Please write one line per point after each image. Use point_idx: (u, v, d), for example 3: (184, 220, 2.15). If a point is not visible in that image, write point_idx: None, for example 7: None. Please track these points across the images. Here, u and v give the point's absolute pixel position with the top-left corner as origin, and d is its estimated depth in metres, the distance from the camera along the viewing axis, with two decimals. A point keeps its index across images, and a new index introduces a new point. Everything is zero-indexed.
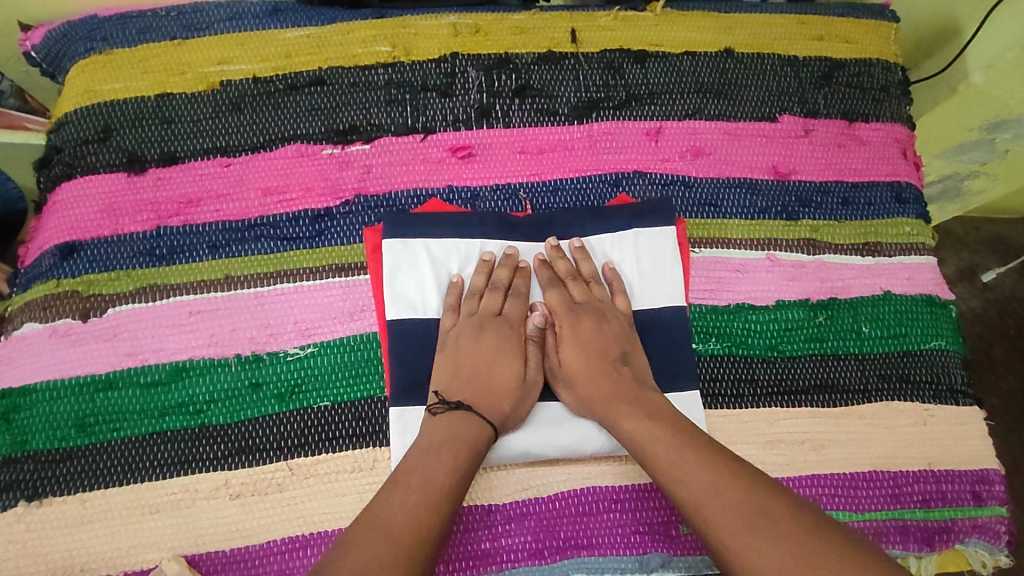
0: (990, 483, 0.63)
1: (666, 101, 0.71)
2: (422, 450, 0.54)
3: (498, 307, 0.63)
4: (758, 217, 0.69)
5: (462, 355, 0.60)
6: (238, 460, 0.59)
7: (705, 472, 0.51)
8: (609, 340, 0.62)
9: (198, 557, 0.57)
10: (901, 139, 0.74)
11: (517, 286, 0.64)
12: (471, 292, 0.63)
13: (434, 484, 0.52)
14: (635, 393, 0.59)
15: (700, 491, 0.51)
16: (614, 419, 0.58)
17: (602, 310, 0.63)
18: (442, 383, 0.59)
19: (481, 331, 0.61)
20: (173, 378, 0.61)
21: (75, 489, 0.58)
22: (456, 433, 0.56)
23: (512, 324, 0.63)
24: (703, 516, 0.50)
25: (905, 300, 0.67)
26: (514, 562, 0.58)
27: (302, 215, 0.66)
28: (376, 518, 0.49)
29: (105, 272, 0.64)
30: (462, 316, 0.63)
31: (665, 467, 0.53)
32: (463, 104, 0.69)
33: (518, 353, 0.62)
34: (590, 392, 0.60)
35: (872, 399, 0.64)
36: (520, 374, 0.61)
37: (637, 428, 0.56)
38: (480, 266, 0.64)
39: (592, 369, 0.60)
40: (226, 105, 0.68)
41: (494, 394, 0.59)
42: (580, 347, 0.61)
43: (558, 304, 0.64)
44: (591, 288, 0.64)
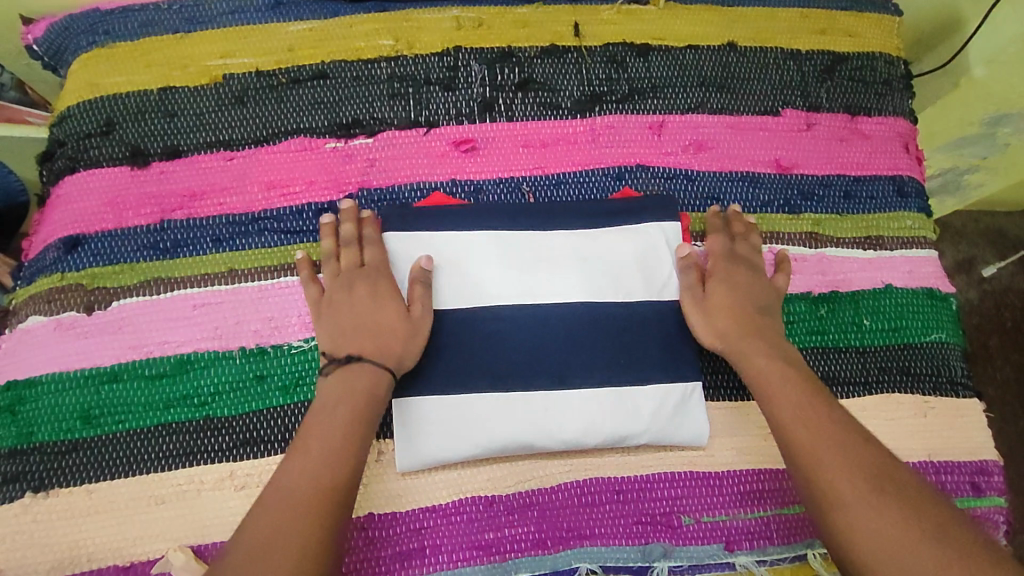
0: (989, 474, 0.64)
1: (668, 94, 0.71)
2: (319, 412, 0.54)
3: (359, 258, 0.62)
4: (760, 210, 0.69)
5: (341, 313, 0.60)
6: (243, 451, 0.60)
7: (825, 421, 0.54)
8: (757, 295, 0.63)
9: (204, 547, 0.58)
10: (903, 133, 0.74)
11: (369, 234, 0.63)
12: (330, 253, 0.63)
13: (333, 444, 0.52)
14: (774, 343, 0.60)
15: (816, 435, 0.53)
16: (745, 355, 0.60)
17: (758, 274, 0.64)
18: (330, 342, 0.59)
19: (349, 285, 0.60)
20: (178, 370, 0.61)
21: (81, 480, 0.59)
22: (350, 388, 0.55)
23: (378, 269, 0.62)
24: (813, 455, 0.52)
25: (906, 293, 0.68)
26: (518, 552, 0.59)
27: (305, 208, 0.66)
28: (284, 486, 0.50)
29: (109, 265, 0.64)
30: (331, 279, 0.61)
31: (786, 405, 0.56)
32: (466, 98, 0.70)
33: (394, 294, 0.60)
34: (727, 326, 0.61)
35: (872, 391, 0.65)
36: (401, 315, 0.59)
37: (765, 366, 0.59)
38: (326, 230, 0.63)
39: (738, 310, 0.62)
40: (229, 98, 0.68)
41: (379, 339, 0.58)
42: (729, 292, 0.63)
43: (722, 248, 0.65)
44: (754, 252, 0.65)
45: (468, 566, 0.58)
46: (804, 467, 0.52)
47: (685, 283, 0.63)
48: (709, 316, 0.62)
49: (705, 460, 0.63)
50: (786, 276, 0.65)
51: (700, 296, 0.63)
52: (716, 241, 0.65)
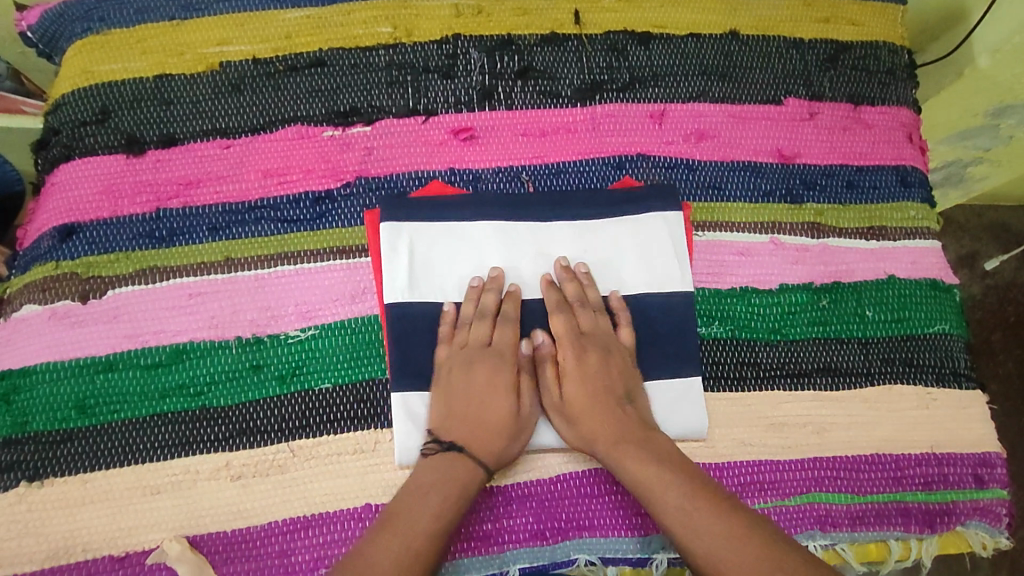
0: (992, 466, 0.63)
1: (670, 83, 0.71)
2: (417, 495, 0.54)
3: (488, 336, 0.61)
4: (762, 199, 0.68)
5: (455, 393, 0.59)
6: (240, 441, 0.59)
7: (714, 521, 0.51)
8: (612, 379, 0.60)
9: (200, 537, 0.57)
10: (907, 123, 0.73)
11: (507, 310, 0.61)
12: (462, 320, 0.61)
13: (423, 533, 0.52)
14: (641, 434, 0.57)
15: (711, 544, 0.50)
16: (617, 460, 0.56)
17: (610, 342, 0.61)
18: (437, 421, 0.58)
19: (472, 365, 0.60)
20: (174, 360, 0.61)
21: (76, 470, 0.58)
22: (453, 475, 0.55)
23: (503, 354, 0.60)
24: (716, 566, 0.50)
25: (908, 284, 0.67)
26: (516, 543, 0.58)
27: (302, 196, 0.65)
28: (362, 562, 0.50)
29: (104, 254, 0.63)
30: (455, 346, 0.61)
31: (673, 514, 0.52)
32: (465, 86, 0.69)
33: (512, 389, 0.60)
34: (593, 430, 0.58)
35: (874, 382, 0.64)
36: (511, 413, 0.59)
37: (643, 472, 0.55)
38: (469, 294, 0.62)
39: (597, 408, 0.58)
40: (225, 86, 0.67)
41: (482, 434, 0.57)
42: (583, 382, 0.59)
43: (563, 332, 0.61)
44: (597, 319, 0.62)
45: (465, 557, 0.58)
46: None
47: (548, 383, 0.61)
48: (572, 424, 0.59)
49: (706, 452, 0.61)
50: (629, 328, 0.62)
51: (561, 399, 0.60)
52: (553, 327, 0.61)
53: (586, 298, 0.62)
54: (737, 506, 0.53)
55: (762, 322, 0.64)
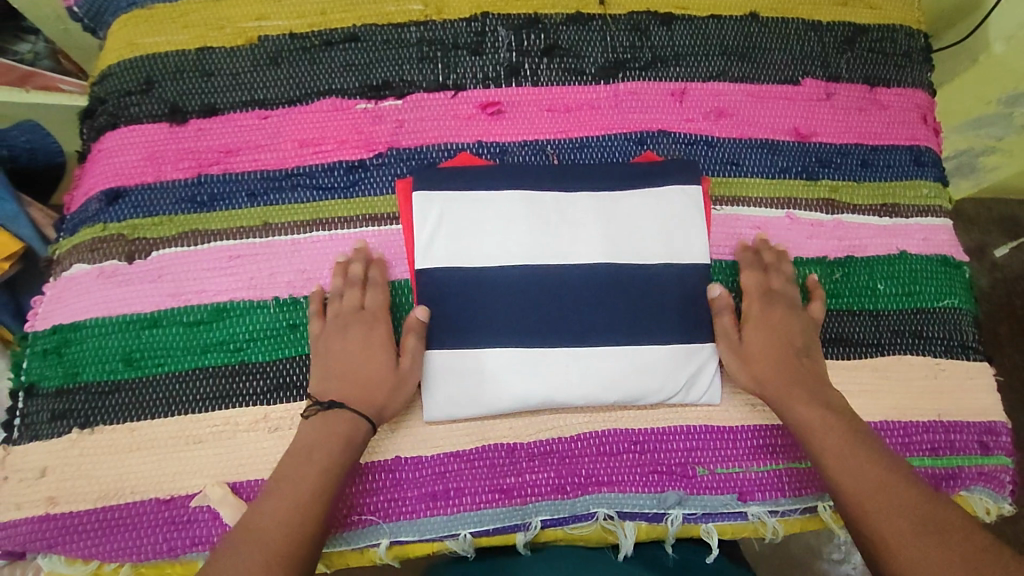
0: (997, 434, 0.66)
1: (691, 63, 0.73)
2: (294, 457, 0.56)
3: (359, 301, 0.63)
4: (778, 176, 0.71)
5: (331, 357, 0.61)
6: (277, 395, 0.63)
7: (872, 470, 0.54)
8: (794, 334, 0.63)
9: (240, 484, 0.61)
10: (922, 105, 0.75)
11: (374, 277, 0.64)
12: (334, 292, 0.63)
13: (306, 488, 0.54)
14: (814, 386, 0.61)
15: (862, 483, 0.54)
16: (784, 403, 0.60)
17: (798, 308, 0.65)
18: (319, 385, 0.61)
19: (345, 330, 0.62)
20: (215, 318, 0.64)
21: (124, 418, 0.62)
22: (330, 431, 0.57)
23: (375, 315, 0.63)
24: (865, 503, 0.53)
25: (920, 260, 0.69)
26: (537, 496, 0.62)
27: (337, 165, 0.68)
28: (251, 526, 0.52)
29: (149, 217, 0.66)
30: (330, 318, 0.63)
31: (830, 453, 0.56)
32: (493, 62, 0.71)
33: (386, 343, 0.62)
34: (767, 373, 0.62)
35: (885, 352, 0.66)
36: (390, 367, 0.61)
37: (808, 417, 0.59)
38: (336, 268, 0.64)
39: (775, 356, 0.62)
40: (264, 59, 0.70)
41: (365, 389, 0.60)
42: (767, 331, 0.63)
43: (753, 285, 0.65)
44: (788, 283, 0.65)
45: (489, 508, 0.61)
46: (856, 521, 0.53)
47: (723, 328, 0.64)
48: (746, 364, 0.62)
49: (721, 415, 0.65)
50: (821, 302, 0.66)
51: (738, 342, 0.63)
52: (744, 280, 0.65)
53: (780, 267, 0.66)
54: (895, 461, 0.55)
55: None
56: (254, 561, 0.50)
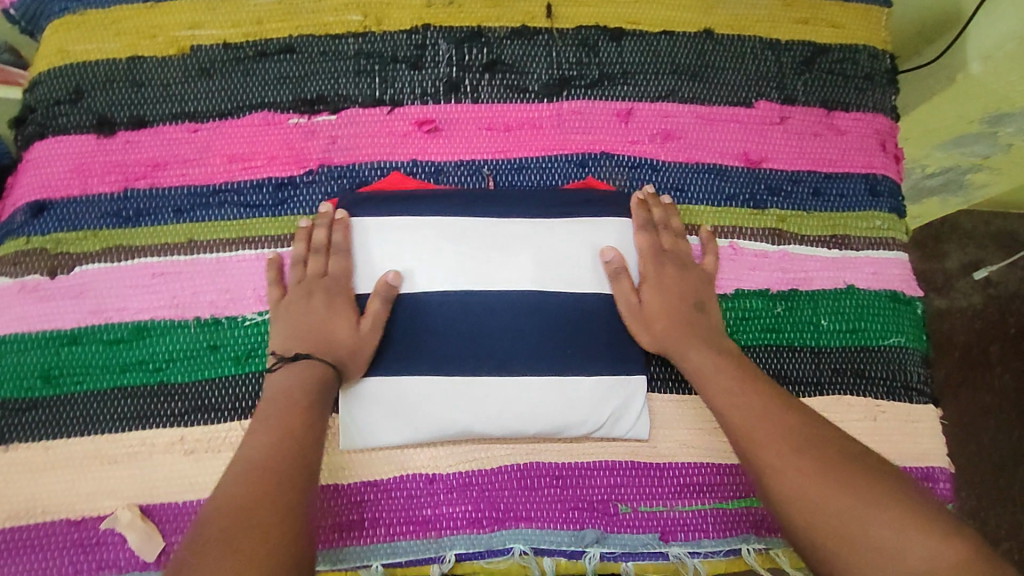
0: (936, 482, 0.63)
1: (639, 81, 0.70)
2: (274, 399, 0.56)
3: (323, 268, 0.62)
4: (724, 204, 0.68)
5: (292, 320, 0.60)
6: (195, 417, 0.62)
7: (757, 399, 0.55)
8: (688, 290, 0.62)
9: (151, 507, 0.60)
10: (882, 130, 0.71)
11: (339, 242, 0.62)
12: (297, 258, 0.63)
13: (297, 424, 0.54)
14: (711, 337, 0.60)
15: (748, 415, 0.54)
16: (682, 353, 0.60)
17: (685, 264, 0.64)
18: (279, 343, 0.60)
19: (307, 294, 0.61)
20: (135, 337, 0.63)
21: (39, 437, 0.61)
22: (301, 378, 0.57)
23: (338, 281, 0.61)
24: (748, 432, 0.53)
25: (867, 295, 0.67)
26: (453, 529, 0.61)
27: (266, 182, 0.66)
28: (246, 460, 0.51)
29: (72, 231, 0.65)
30: (295, 284, 0.62)
31: (722, 391, 0.56)
32: (432, 77, 0.69)
33: (347, 306, 0.60)
34: (665, 330, 0.60)
35: (824, 392, 0.64)
36: (348, 333, 0.59)
37: (703, 363, 0.58)
38: (301, 235, 0.63)
39: (673, 312, 0.61)
40: (196, 70, 0.68)
41: (324, 349, 0.58)
42: (663, 290, 0.62)
43: (645, 247, 0.63)
44: (678, 241, 0.64)
45: (403, 540, 0.60)
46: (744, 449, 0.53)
47: (622, 292, 0.62)
48: (647, 324, 0.61)
49: (647, 451, 0.63)
50: (712, 258, 0.65)
51: (636, 304, 0.61)
52: (637, 241, 0.64)
53: (669, 224, 0.65)
54: (780, 396, 0.55)
55: None
56: (257, 485, 0.48)
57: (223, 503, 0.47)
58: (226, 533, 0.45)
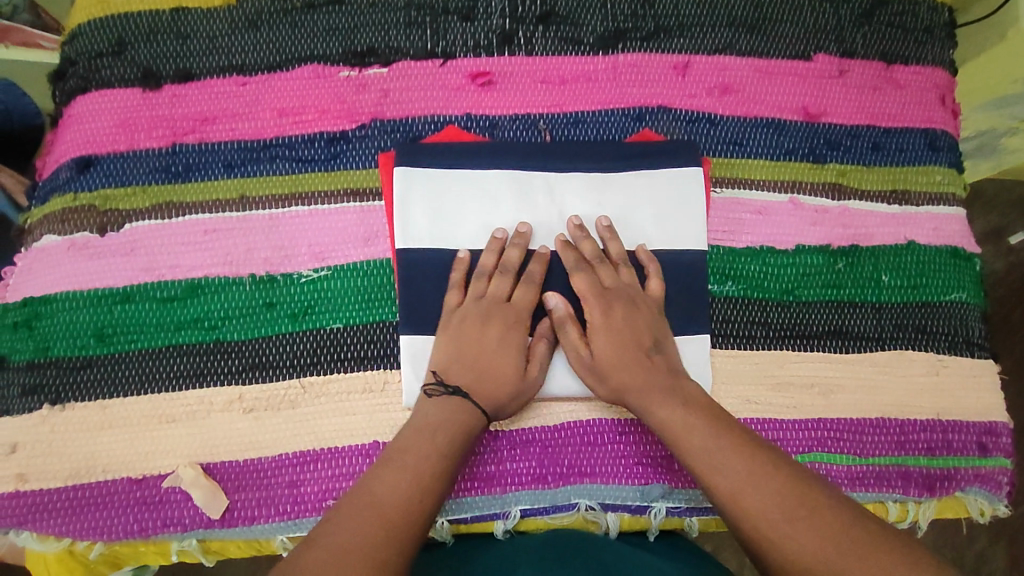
0: (997, 435, 0.63)
1: (696, 34, 0.68)
2: (416, 430, 0.53)
3: (505, 291, 0.59)
4: (784, 158, 0.67)
5: (464, 340, 0.57)
6: (253, 375, 0.61)
7: (738, 460, 0.49)
8: (640, 332, 0.57)
9: (213, 466, 0.60)
10: (941, 85, 0.70)
11: (531, 268, 0.60)
12: (482, 270, 0.59)
13: (429, 469, 0.50)
14: (671, 382, 0.56)
15: (735, 479, 0.48)
16: (645, 405, 0.55)
17: (634, 298, 0.59)
18: (440, 364, 0.57)
19: (485, 316, 0.58)
20: (189, 294, 0.62)
21: (95, 396, 0.60)
22: (452, 418, 0.53)
23: (520, 311, 0.59)
24: (739, 503, 0.47)
25: (928, 251, 0.66)
26: (518, 485, 0.60)
27: (318, 136, 0.65)
28: (367, 496, 0.48)
29: (121, 187, 0.64)
30: (470, 296, 0.59)
31: (700, 454, 0.51)
32: (485, 29, 0.67)
33: (522, 345, 0.58)
34: (623, 383, 0.56)
35: (886, 347, 0.64)
36: (520, 375, 0.57)
37: (671, 417, 0.53)
38: (491, 245, 0.60)
39: (627, 361, 0.56)
40: (242, 22, 0.66)
41: (489, 386, 0.56)
42: (614, 336, 0.57)
43: (586, 289, 0.58)
44: (619, 272, 0.60)
45: (468, 497, 0.60)
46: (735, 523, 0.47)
47: (568, 343, 0.58)
48: (602, 378, 0.57)
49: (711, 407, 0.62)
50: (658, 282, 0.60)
51: (589, 357, 0.57)
52: (575, 286, 0.59)
53: (607, 256, 0.60)
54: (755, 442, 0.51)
55: (774, 283, 0.64)
56: (370, 536, 0.45)
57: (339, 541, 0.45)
58: None
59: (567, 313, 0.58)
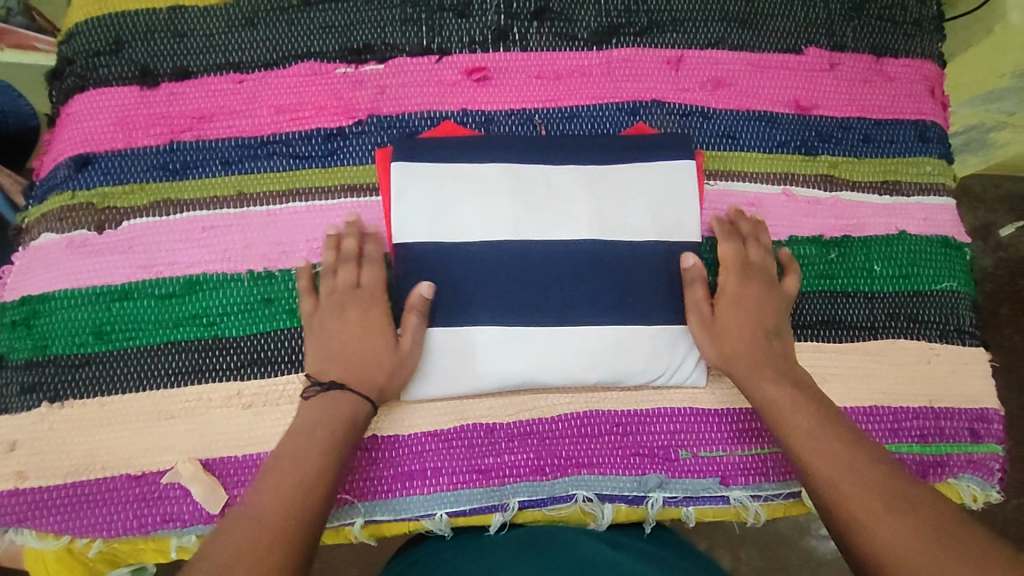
0: (989, 422, 0.64)
1: (689, 29, 0.69)
2: (295, 435, 0.54)
3: (354, 279, 0.60)
4: (776, 150, 0.67)
5: (328, 335, 0.59)
6: (251, 371, 0.61)
7: (839, 444, 0.52)
8: (766, 313, 0.60)
9: (212, 461, 0.60)
10: (930, 77, 0.71)
11: (368, 253, 0.61)
12: (327, 268, 0.61)
13: (308, 468, 0.52)
14: (785, 365, 0.58)
15: (833, 461, 0.51)
16: (754, 377, 0.58)
17: (771, 284, 0.61)
18: (315, 366, 0.58)
19: (341, 306, 0.59)
20: (187, 291, 0.62)
21: (95, 393, 0.60)
22: (329, 414, 0.55)
23: (372, 292, 0.60)
24: (832, 483, 0.50)
25: (919, 240, 0.67)
26: (515, 477, 0.61)
27: (314, 133, 0.65)
28: (248, 509, 0.49)
29: (118, 185, 0.64)
30: (325, 295, 0.60)
31: (802, 435, 0.54)
32: (480, 26, 0.68)
33: (384, 321, 0.59)
34: (735, 349, 0.59)
35: (879, 336, 0.64)
36: (388, 347, 0.58)
37: (779, 397, 0.56)
38: (328, 242, 0.61)
39: (749, 332, 0.59)
40: (239, 19, 0.67)
41: (361, 369, 0.57)
42: (739, 306, 0.60)
43: (730, 258, 0.62)
44: (767, 259, 0.62)
45: (465, 489, 0.60)
46: (826, 500, 0.50)
47: (695, 300, 0.60)
48: (717, 340, 0.59)
49: (706, 398, 0.63)
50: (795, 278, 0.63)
51: (708, 316, 0.60)
52: (723, 253, 0.62)
53: (759, 239, 0.63)
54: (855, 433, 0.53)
55: None
56: (251, 542, 0.46)
57: (218, 554, 0.46)
58: None
59: (704, 273, 0.61)
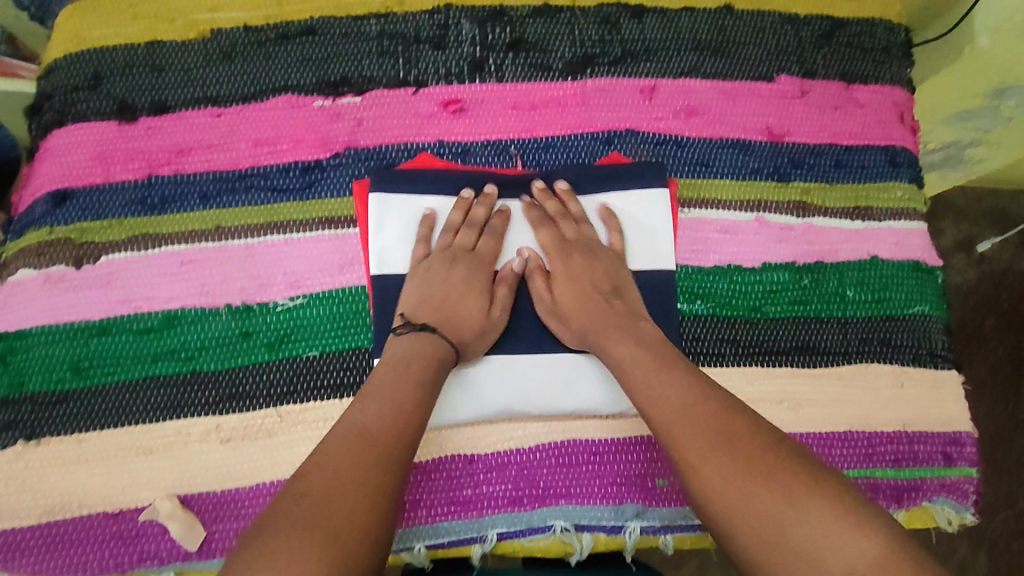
0: (962, 445, 0.65)
1: (662, 58, 0.70)
2: (389, 365, 0.54)
3: (471, 243, 0.63)
4: (749, 177, 0.68)
5: (432, 284, 0.61)
6: (229, 405, 0.61)
7: (673, 389, 0.52)
8: (596, 277, 0.62)
9: (190, 497, 0.60)
10: (899, 103, 0.72)
11: (492, 224, 0.64)
12: (449, 224, 0.63)
13: (408, 398, 0.52)
14: (624, 321, 0.59)
15: (668, 409, 0.51)
16: (601, 344, 0.58)
17: (593, 248, 0.63)
18: (409, 307, 0.60)
19: (451, 262, 0.62)
20: (165, 326, 0.62)
21: (72, 430, 0.60)
22: (423, 351, 0.56)
23: (484, 260, 0.63)
24: (667, 431, 0.50)
25: (890, 265, 0.68)
26: (494, 508, 0.61)
27: (292, 166, 0.66)
28: (354, 427, 0.49)
29: (96, 220, 0.64)
30: (437, 248, 0.63)
31: (642, 386, 0.53)
32: (456, 57, 0.68)
33: (485, 288, 0.62)
34: (584, 323, 0.60)
35: (852, 361, 0.65)
36: (482, 316, 0.60)
37: (622, 353, 0.56)
38: (458, 202, 0.64)
39: (586, 304, 0.60)
40: (216, 53, 0.67)
41: (456, 324, 0.59)
42: (572, 282, 0.61)
43: (547, 244, 0.64)
44: (580, 227, 0.64)
45: (444, 521, 0.60)
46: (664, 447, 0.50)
47: (538, 290, 0.62)
48: (563, 321, 0.61)
49: None
50: (618, 235, 0.65)
51: (551, 300, 0.62)
52: (540, 237, 0.64)
53: (567, 211, 0.65)
54: (712, 387, 0.52)
55: (741, 301, 0.65)
56: (362, 461, 0.46)
57: (334, 470, 0.45)
58: (331, 507, 0.43)
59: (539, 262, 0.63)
